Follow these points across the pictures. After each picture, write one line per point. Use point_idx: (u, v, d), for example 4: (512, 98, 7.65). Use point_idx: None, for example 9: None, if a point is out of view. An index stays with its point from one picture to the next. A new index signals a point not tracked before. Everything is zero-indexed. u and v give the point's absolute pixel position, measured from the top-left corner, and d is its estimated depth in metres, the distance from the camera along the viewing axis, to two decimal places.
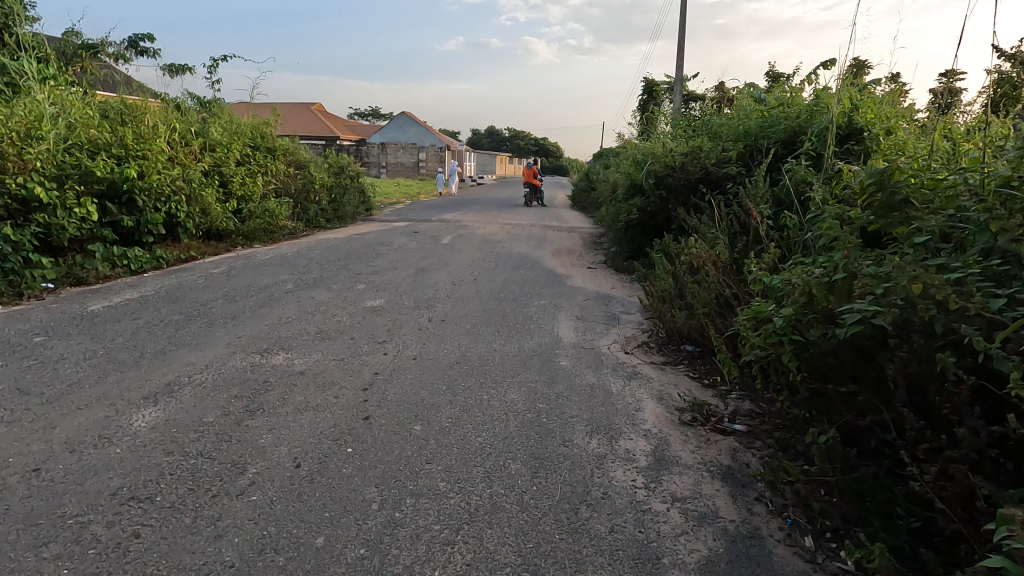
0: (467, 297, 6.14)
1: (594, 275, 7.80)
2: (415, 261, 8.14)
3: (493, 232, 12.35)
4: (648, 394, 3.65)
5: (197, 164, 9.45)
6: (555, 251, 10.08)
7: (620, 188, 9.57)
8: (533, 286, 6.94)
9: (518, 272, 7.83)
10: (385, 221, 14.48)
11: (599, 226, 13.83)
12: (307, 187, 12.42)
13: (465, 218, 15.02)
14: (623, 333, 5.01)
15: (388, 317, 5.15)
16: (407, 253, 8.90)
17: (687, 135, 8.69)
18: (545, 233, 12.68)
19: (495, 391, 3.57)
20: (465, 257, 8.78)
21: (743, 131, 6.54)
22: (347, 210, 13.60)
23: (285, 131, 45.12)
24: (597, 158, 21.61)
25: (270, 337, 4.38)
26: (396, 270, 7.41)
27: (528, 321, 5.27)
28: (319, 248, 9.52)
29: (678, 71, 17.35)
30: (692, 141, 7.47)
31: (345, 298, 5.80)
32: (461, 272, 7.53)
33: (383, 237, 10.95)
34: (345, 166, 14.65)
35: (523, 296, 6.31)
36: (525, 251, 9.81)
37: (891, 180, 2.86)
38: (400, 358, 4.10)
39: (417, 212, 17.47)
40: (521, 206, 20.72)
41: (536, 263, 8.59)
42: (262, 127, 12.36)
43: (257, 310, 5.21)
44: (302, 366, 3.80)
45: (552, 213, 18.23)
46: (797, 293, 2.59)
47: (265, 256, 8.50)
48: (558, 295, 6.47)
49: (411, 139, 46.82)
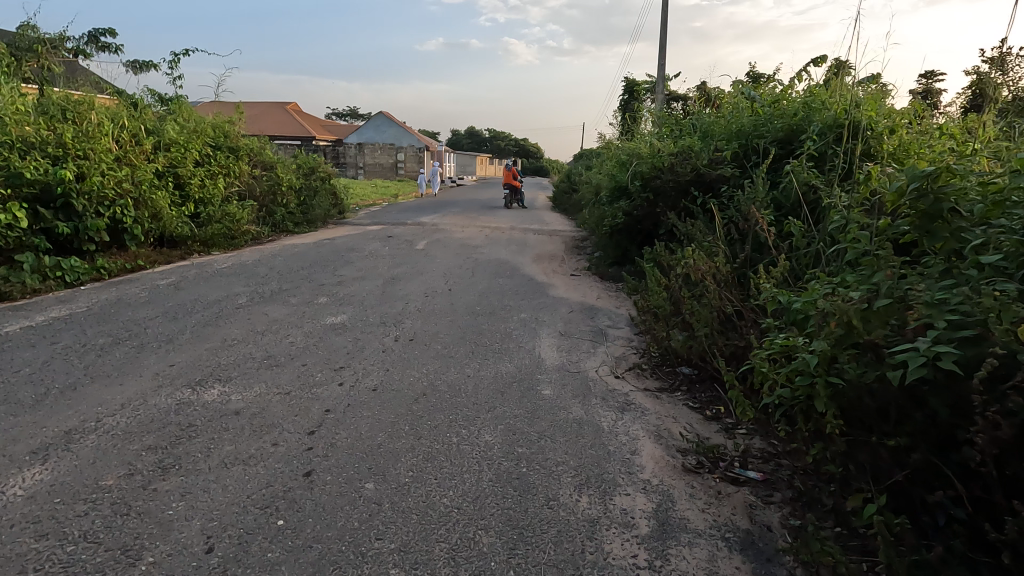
0: (440, 310, 5.61)
1: (578, 284, 7.32)
2: (385, 269, 7.56)
3: (471, 236, 11.81)
4: (644, 432, 3.16)
5: (149, 165, 8.74)
6: (536, 256, 9.59)
7: (603, 190, 9.11)
8: (512, 296, 6.44)
9: (497, 281, 7.31)
10: (358, 225, 13.84)
11: (581, 229, 13.37)
12: (273, 189, 11.73)
13: (443, 221, 14.45)
14: (612, 352, 4.53)
15: (349, 336, 4.60)
16: (378, 260, 8.32)
17: (673, 135, 8.27)
18: (526, 237, 12.18)
19: (466, 432, 3.04)
20: (441, 264, 8.23)
21: (736, 130, 6.11)
22: (317, 212, 12.92)
23: (258, 131, 43.93)
24: (578, 159, 21.18)
25: (208, 364, 3.79)
26: (363, 280, 6.83)
27: (507, 340, 4.76)
28: (283, 255, 8.88)
29: (660, 70, 16.99)
30: (681, 141, 7.03)
31: (303, 313, 5.22)
32: (435, 281, 6.99)
33: (354, 242, 10.33)
34: (315, 166, 13.93)
35: (501, 309, 5.80)
36: (504, 257, 9.29)
37: (935, 185, 2.40)
38: (358, 390, 3.55)
39: (394, 215, 16.85)
40: (501, 208, 20.19)
41: (516, 271, 8.08)
42: (225, 125, 11.64)
43: (199, 331, 4.60)
44: (240, 404, 3.23)
45: (533, 215, 17.75)
46: (833, 323, 2.10)
47: (222, 265, 7.84)
48: (539, 307, 5.98)
49: (390, 139, 45.98)
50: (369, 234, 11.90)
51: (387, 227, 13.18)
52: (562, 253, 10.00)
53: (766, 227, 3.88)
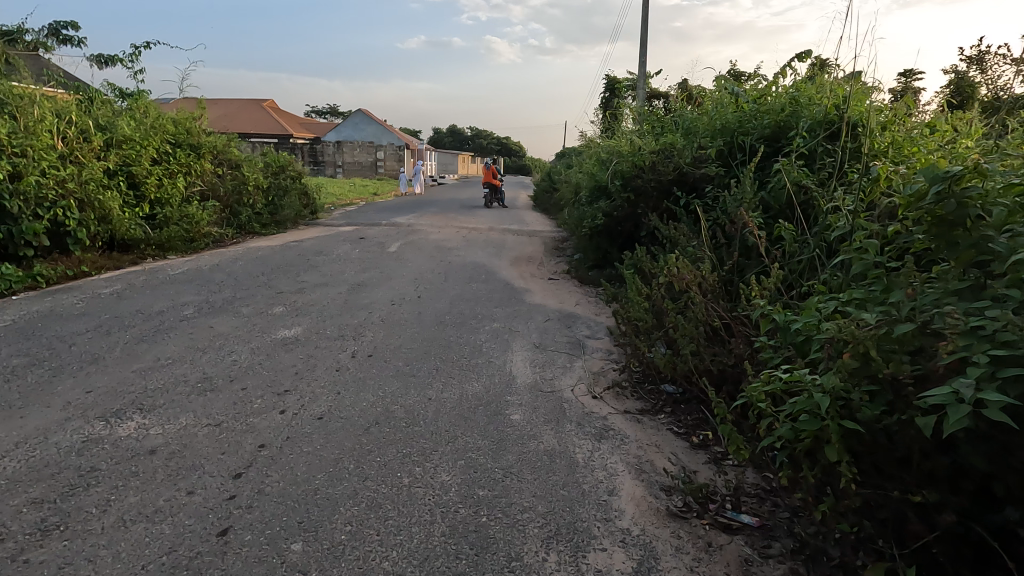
0: (405, 320, 5.20)
1: (556, 288, 6.97)
2: (351, 274, 7.11)
3: (447, 238, 11.40)
4: (623, 466, 2.80)
5: (98, 163, 8.17)
6: (514, 259, 9.20)
7: (582, 190, 8.76)
8: (485, 303, 6.06)
9: (470, 286, 6.92)
10: (331, 226, 13.32)
11: (562, 230, 13.03)
12: (238, 188, 11.18)
13: (419, 221, 14.01)
14: (589, 366, 4.18)
15: (301, 352, 4.18)
16: (346, 264, 7.87)
17: (654, 132, 7.95)
18: (505, 238, 11.80)
19: (420, 471, 2.65)
20: (413, 268, 7.80)
21: (721, 127, 5.79)
22: (286, 213, 12.38)
23: (233, 129, 42.88)
24: (559, 158, 20.84)
25: (132, 389, 3.35)
26: (327, 287, 6.39)
27: (476, 353, 4.38)
28: (244, 259, 8.37)
29: (641, 68, 16.72)
30: (662, 138, 6.70)
31: (254, 325, 4.78)
32: (404, 287, 6.58)
33: (323, 245, 9.85)
34: (285, 165, 13.36)
35: (472, 318, 5.41)
36: (480, 260, 8.91)
37: (957, 190, 2.07)
38: (301, 418, 3.13)
39: (370, 215, 16.34)
40: (481, 208, 19.80)
41: (491, 275, 7.70)
42: (186, 121, 11.05)
43: (132, 348, 4.13)
44: (160, 439, 2.80)
45: (513, 215, 17.36)
46: (847, 356, 1.76)
47: (175, 271, 7.32)
48: (514, 315, 5.61)
49: (369, 138, 45.25)
50: (340, 235, 11.42)
51: (360, 228, 12.70)
52: (541, 255, 9.65)
53: (755, 231, 3.55)
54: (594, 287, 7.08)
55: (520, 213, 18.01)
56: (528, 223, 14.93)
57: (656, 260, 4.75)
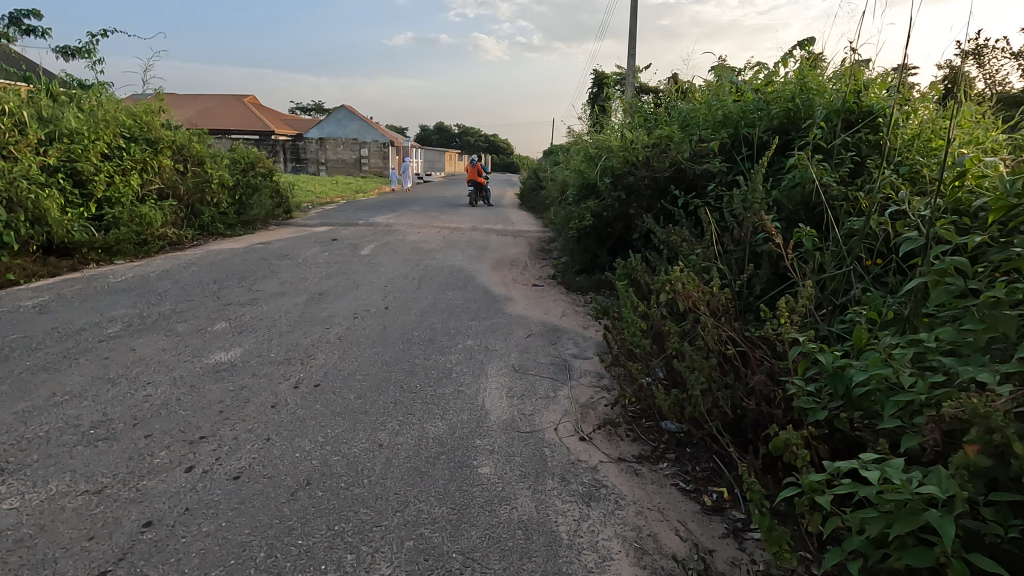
0: (367, 337, 4.54)
1: (540, 296, 6.35)
2: (313, 282, 6.42)
3: (427, 239, 10.72)
4: (619, 543, 2.19)
5: (33, 158, 7.38)
6: (496, 262, 8.57)
7: (570, 188, 8.15)
8: (461, 315, 5.42)
9: (446, 294, 6.27)
10: (304, 226, 12.57)
11: (548, 230, 12.42)
12: (201, 186, 10.40)
13: (398, 221, 13.31)
14: (576, 396, 3.57)
15: (234, 381, 3.51)
16: (310, 270, 7.18)
17: (646, 126, 7.35)
18: (488, 239, 11.16)
19: (351, 562, 2.01)
20: (385, 274, 7.13)
21: (722, 117, 5.16)
22: (254, 213, 11.62)
23: (212, 125, 41.70)
24: (546, 155, 20.22)
25: (2, 441, 2.67)
26: (283, 297, 5.71)
27: (444, 379, 3.75)
28: (199, 264, 7.64)
29: (630, 62, 16.14)
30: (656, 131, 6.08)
31: (186, 347, 4.09)
32: (372, 296, 5.92)
33: (290, 247, 9.14)
34: (254, 161, 12.58)
35: (444, 333, 4.77)
36: (460, 263, 8.27)
37: None
38: (211, 479, 2.47)
39: (347, 214, 15.59)
40: (465, 206, 19.12)
41: (470, 281, 7.05)
42: (143, 113, 10.23)
43: (26, 379, 3.43)
44: (12, 518, 2.13)
45: (498, 214, 16.73)
46: (977, 453, 1.33)
47: (116, 278, 6.58)
48: (491, 329, 4.97)
49: (353, 134, 44.31)
50: (312, 236, 10.70)
51: (335, 229, 11.97)
52: (525, 257, 9.02)
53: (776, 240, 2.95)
54: (582, 295, 6.48)
55: (505, 212, 17.36)
56: (513, 222, 14.29)
57: (653, 269, 4.14)
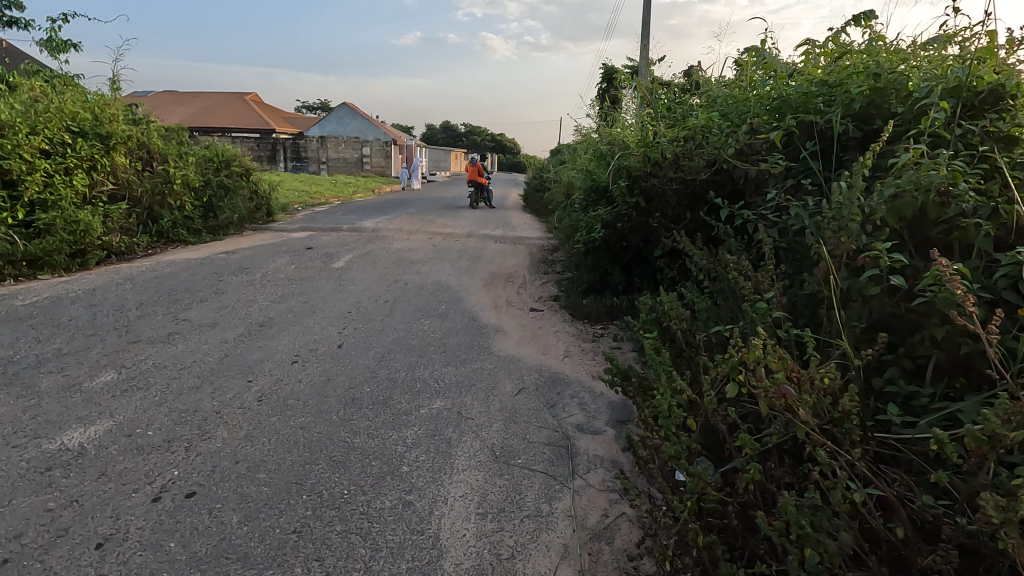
0: (298, 397, 3.37)
1: (538, 325, 5.17)
2: (260, 307, 5.26)
3: (415, 247, 9.56)
4: None
5: None
6: (490, 276, 7.39)
7: (577, 191, 6.93)
8: (433, 355, 4.25)
9: (422, 322, 5.10)
10: (283, 230, 11.44)
11: (553, 236, 11.20)
12: (160, 187, 9.27)
13: (388, 225, 12.14)
14: (581, 516, 2.38)
15: (64, 488, 2.34)
16: (264, 289, 6.00)
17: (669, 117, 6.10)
18: (485, 247, 9.98)
19: None
20: (353, 294, 5.97)
21: (776, 104, 3.88)
22: (225, 216, 10.49)
23: (212, 123, 40.78)
24: (552, 154, 19.00)
25: None
26: (214, 329, 4.55)
27: (387, 478, 2.57)
28: (138, 279, 6.50)
29: (643, 53, 14.91)
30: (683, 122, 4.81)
31: (35, 417, 2.93)
32: (328, 328, 4.76)
33: (254, 258, 8.00)
34: (228, 159, 11.43)
35: (406, 388, 3.59)
36: (448, 279, 7.09)
37: None
38: None
39: (336, 217, 14.45)
40: (465, 208, 17.93)
41: (455, 303, 5.86)
42: (97, 105, 9.08)
43: None
44: None
45: (500, 217, 15.53)
46: None
47: (23, 299, 5.44)
48: (471, 381, 3.79)
49: (354, 133, 43.25)
50: (286, 243, 9.55)
51: (316, 234, 10.83)
52: (524, 270, 7.83)
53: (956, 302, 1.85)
54: (589, 324, 5.28)
55: (506, 215, 16.17)
56: (515, 226, 13.10)
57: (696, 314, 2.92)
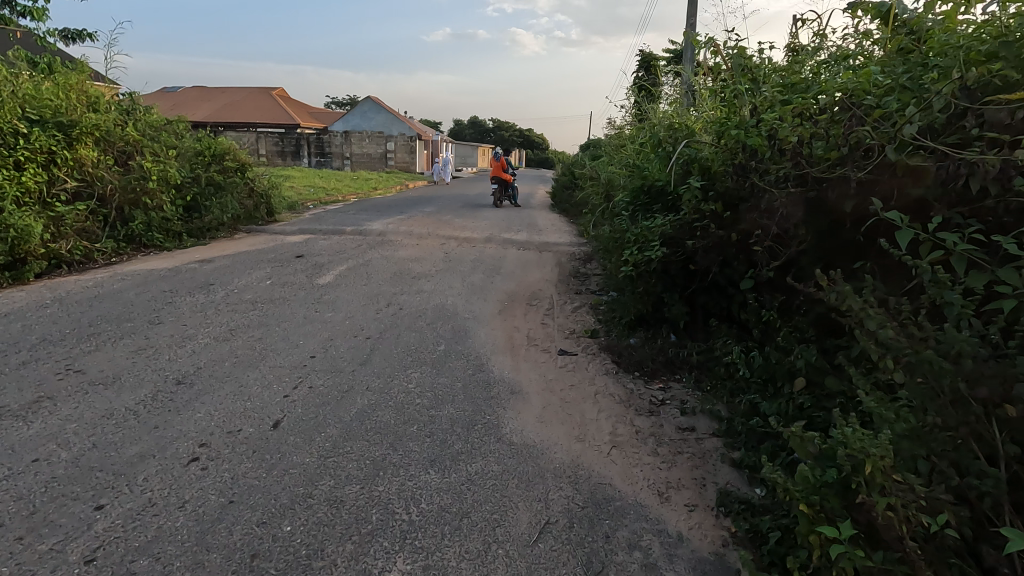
0: (162, 551, 1.99)
1: (571, 382, 3.72)
2: (193, 349, 3.91)
3: (423, 256, 8.17)
4: None
5: None
6: (509, 298, 5.96)
7: (620, 192, 5.43)
8: (412, 443, 2.82)
9: (408, 375, 3.68)
10: (280, 233, 10.20)
11: (585, 241, 9.72)
12: (134, 184, 8.07)
13: (398, 227, 10.77)
14: None
15: None
16: (214, 318, 4.66)
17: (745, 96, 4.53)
18: (506, 256, 8.55)
19: None
20: (327, 326, 4.60)
21: (965, 47, 2.25)
22: (211, 216, 9.27)
23: (237, 120, 40.36)
24: (583, 150, 17.47)
25: None
26: (107, 389, 3.21)
27: None
28: (68, 299, 5.23)
29: (688, 35, 13.31)
30: (785, 92, 3.21)
31: None
32: (273, 387, 3.38)
33: (227, 270, 6.70)
34: (219, 154, 10.21)
35: (354, 524, 2.19)
36: (455, 301, 5.68)
37: None
38: None
39: (347, 218, 13.20)
40: (487, 207, 16.48)
41: (459, 341, 4.43)
42: (64, 91, 7.93)
43: None
44: None
45: (526, 219, 14.08)
46: None
47: None
48: (462, 505, 2.35)
49: (379, 127, 42.28)
50: (274, 250, 8.28)
51: (314, 238, 9.52)
52: (551, 289, 6.37)
53: None
54: (641, 379, 3.79)
55: (532, 215, 14.66)
56: (541, 229, 11.60)
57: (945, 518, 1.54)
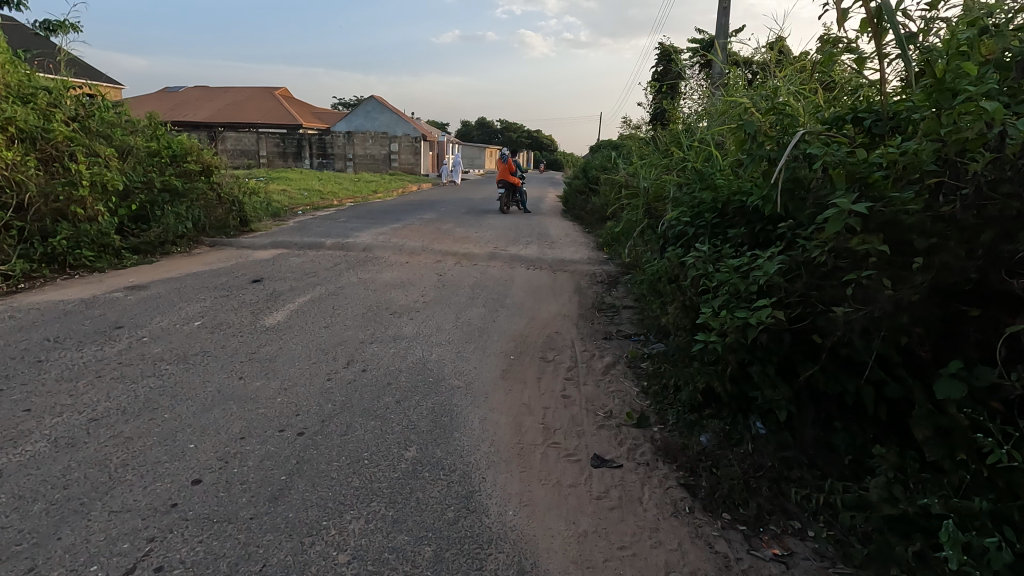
0: None
1: (622, 536, 2.25)
2: (5, 467, 2.44)
3: (412, 279, 6.69)
4: None
5: None
6: (516, 346, 4.47)
7: (670, 208, 3.97)
8: None
9: (343, 525, 2.19)
10: (249, 246, 8.76)
11: (606, 259, 8.22)
12: (59, 191, 6.64)
13: (388, 240, 9.27)
14: None
15: None
16: (81, 395, 3.18)
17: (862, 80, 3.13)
18: (512, 278, 7.08)
19: None
20: (245, 408, 3.12)
21: None
22: (160, 229, 7.86)
23: (237, 119, 39.11)
24: (597, 151, 15.93)
25: None
26: None
27: None
28: None
29: (720, 22, 11.78)
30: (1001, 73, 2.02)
31: None
32: (90, 572, 1.89)
33: (154, 303, 5.22)
34: (178, 154, 8.75)
35: None
36: (442, 353, 4.21)
37: None
38: None
39: (334, 226, 11.73)
40: (493, 214, 14.96)
41: (440, 437, 2.93)
42: None
43: None
44: None
45: (536, 226, 12.58)
46: None
47: None
48: None
49: (383, 128, 40.94)
50: (230, 271, 6.81)
51: (285, 253, 8.06)
52: (570, 332, 4.90)
53: None
54: (734, 528, 2.32)
55: (542, 223, 13.13)
56: (553, 241, 10.08)
57: None
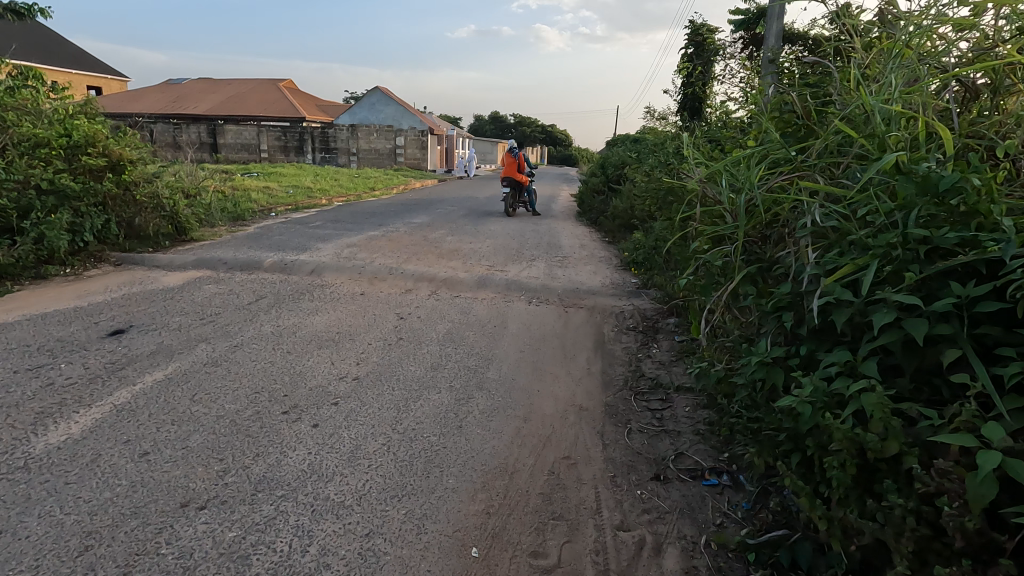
0: None
1: None
2: None
3: (356, 327, 4.53)
4: None
5: None
6: (489, 507, 2.32)
7: (821, 257, 1.79)
8: None
9: None
10: (165, 265, 6.66)
11: (639, 290, 5.99)
12: None
13: (351, 257, 7.14)
14: None
15: None
16: None
17: None
18: (505, 323, 4.89)
19: None
20: None
21: None
22: (22, 244, 5.74)
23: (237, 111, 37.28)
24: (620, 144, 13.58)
25: None
26: None
27: None
28: None
29: None
30: None
31: None
32: None
33: None
34: (77, 144, 6.66)
35: None
36: (328, 544, 2.05)
37: None
38: None
39: (300, 233, 9.59)
40: (496, 217, 12.73)
41: None
42: None
43: None
44: None
45: (547, 233, 10.32)
46: None
47: None
48: None
49: (388, 121, 38.85)
50: (95, 311, 4.70)
51: (203, 279, 5.95)
52: (589, 455, 2.75)
53: None
54: None
55: (554, 229, 10.85)
56: (566, 258, 7.85)
57: None
